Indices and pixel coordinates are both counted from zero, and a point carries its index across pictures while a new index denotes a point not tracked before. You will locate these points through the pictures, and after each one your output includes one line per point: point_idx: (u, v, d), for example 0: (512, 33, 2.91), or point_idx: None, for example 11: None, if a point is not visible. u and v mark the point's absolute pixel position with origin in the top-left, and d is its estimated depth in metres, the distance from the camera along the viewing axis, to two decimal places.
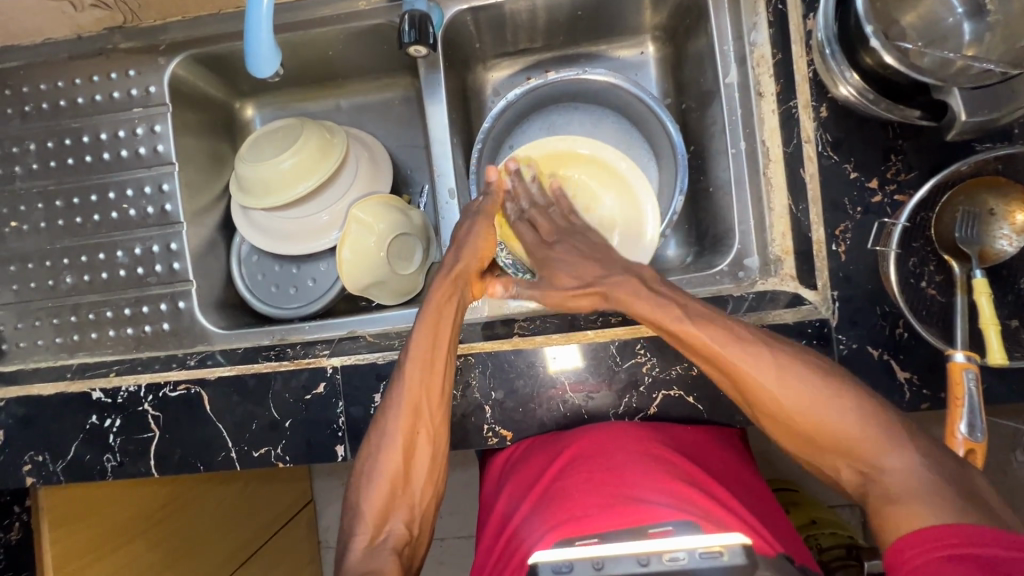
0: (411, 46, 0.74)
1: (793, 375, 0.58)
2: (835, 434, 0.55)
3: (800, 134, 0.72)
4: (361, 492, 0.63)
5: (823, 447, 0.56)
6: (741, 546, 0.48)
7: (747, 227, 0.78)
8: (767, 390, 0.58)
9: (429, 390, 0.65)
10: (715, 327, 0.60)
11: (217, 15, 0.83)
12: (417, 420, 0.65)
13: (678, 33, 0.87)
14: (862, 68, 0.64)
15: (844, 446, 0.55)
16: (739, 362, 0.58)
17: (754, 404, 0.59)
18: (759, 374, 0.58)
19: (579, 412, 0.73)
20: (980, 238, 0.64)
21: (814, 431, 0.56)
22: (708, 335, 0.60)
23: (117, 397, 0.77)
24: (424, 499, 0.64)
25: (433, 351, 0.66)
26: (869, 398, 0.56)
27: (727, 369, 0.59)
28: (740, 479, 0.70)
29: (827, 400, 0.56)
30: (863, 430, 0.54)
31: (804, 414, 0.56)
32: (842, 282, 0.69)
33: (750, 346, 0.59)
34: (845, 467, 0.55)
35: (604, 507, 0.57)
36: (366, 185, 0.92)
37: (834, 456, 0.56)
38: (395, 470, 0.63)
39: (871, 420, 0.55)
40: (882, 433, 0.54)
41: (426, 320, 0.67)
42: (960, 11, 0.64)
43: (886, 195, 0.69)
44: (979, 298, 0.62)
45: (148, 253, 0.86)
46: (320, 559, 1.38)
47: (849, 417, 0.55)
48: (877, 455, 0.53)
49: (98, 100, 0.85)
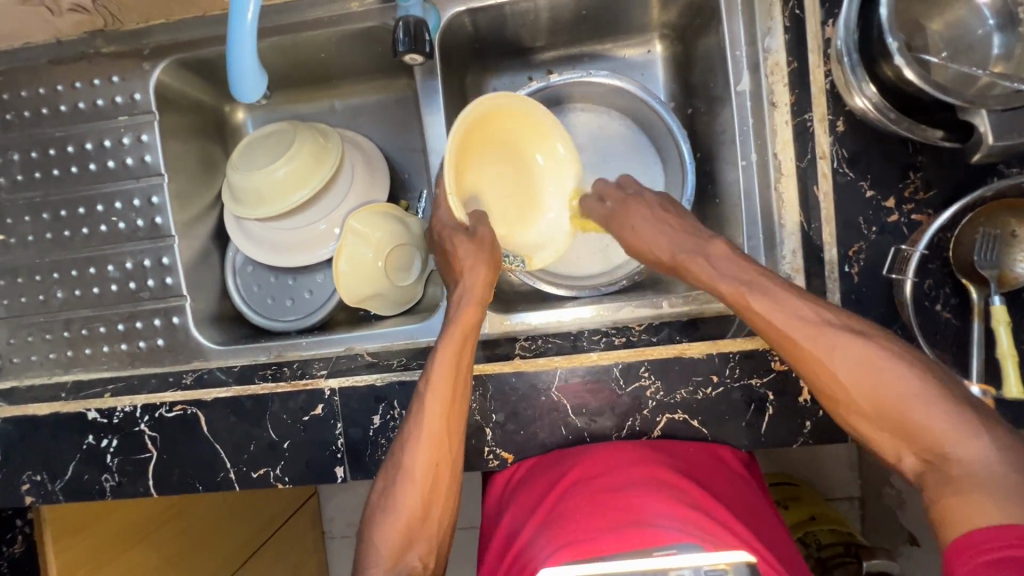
0: (406, 55, 0.70)
1: (867, 357, 0.55)
2: (906, 419, 0.53)
3: (815, 148, 0.68)
4: (376, 523, 0.63)
5: (893, 431, 0.54)
6: (745, 565, 0.48)
7: (757, 244, 0.73)
8: (820, 358, 0.57)
9: (450, 419, 0.64)
10: (784, 303, 0.59)
11: (202, 17, 0.79)
12: (436, 452, 0.63)
13: (688, 33, 0.83)
14: (882, 81, 0.60)
15: (910, 427, 0.52)
16: (808, 341, 0.57)
17: (811, 377, 0.58)
18: (829, 353, 0.57)
19: (581, 435, 0.72)
20: (1000, 262, 0.61)
21: (886, 417, 0.54)
22: (773, 315, 0.59)
23: (113, 417, 0.76)
24: (441, 530, 0.64)
25: (456, 373, 0.65)
26: (952, 391, 0.52)
27: (795, 347, 0.58)
28: (743, 498, 0.70)
29: (898, 382, 0.54)
30: (939, 418, 0.51)
31: (875, 397, 0.54)
32: (854, 305, 0.67)
33: (821, 326, 0.57)
34: (908, 453, 0.53)
35: (607, 529, 0.57)
36: (362, 193, 0.89)
37: (895, 441, 0.54)
38: (411, 506, 0.62)
39: (948, 414, 0.51)
40: (956, 421, 0.51)
41: (449, 347, 0.65)
42: (991, 23, 0.60)
43: (903, 214, 0.66)
44: (999, 328, 0.60)
45: (140, 268, 0.83)
46: (326, 550, 1.39)
47: (925, 405, 0.52)
48: (949, 444, 0.50)
49: (82, 108, 0.82)
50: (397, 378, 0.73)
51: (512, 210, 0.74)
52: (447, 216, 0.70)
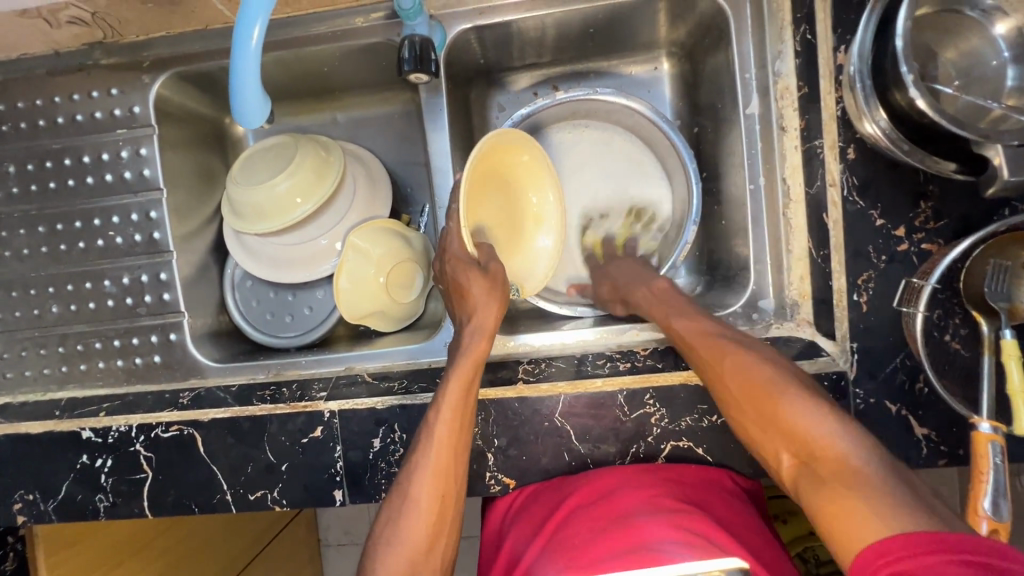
0: (411, 74, 0.69)
1: (753, 361, 0.62)
2: (781, 417, 0.57)
3: (825, 175, 0.67)
4: (379, 557, 0.60)
5: (771, 428, 0.58)
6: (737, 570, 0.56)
7: (764, 266, 0.75)
8: (716, 363, 0.63)
9: (455, 448, 0.63)
10: (695, 320, 0.69)
11: (202, 30, 0.77)
12: (440, 482, 0.62)
13: (697, 52, 0.82)
14: (893, 107, 0.60)
15: (791, 431, 0.56)
16: (708, 350, 0.64)
17: (710, 383, 0.64)
18: (724, 361, 0.63)
19: (584, 461, 0.71)
20: (1010, 294, 0.60)
21: (773, 422, 0.58)
22: (680, 326, 0.68)
23: (108, 437, 0.75)
24: (445, 564, 0.61)
25: (463, 401, 0.64)
26: (819, 394, 0.58)
27: (698, 355, 0.65)
28: (756, 535, 0.68)
29: (782, 390, 0.58)
30: (817, 424, 0.55)
31: (758, 398, 0.59)
32: (862, 334, 0.66)
33: (720, 339, 0.65)
34: (786, 453, 0.56)
35: (616, 558, 0.58)
36: (364, 209, 0.88)
37: (778, 440, 0.57)
38: (416, 537, 0.60)
39: (819, 413, 0.55)
40: (831, 425, 0.54)
41: (459, 375, 0.64)
42: (1006, 54, 0.59)
43: (913, 243, 0.65)
44: (1009, 363, 0.58)
45: (137, 283, 0.82)
46: (322, 559, 1.38)
47: (797, 403, 0.57)
48: (823, 444, 0.53)
49: (79, 120, 0.81)
50: (398, 402, 0.72)
51: (508, 241, 0.77)
52: (459, 247, 0.69)
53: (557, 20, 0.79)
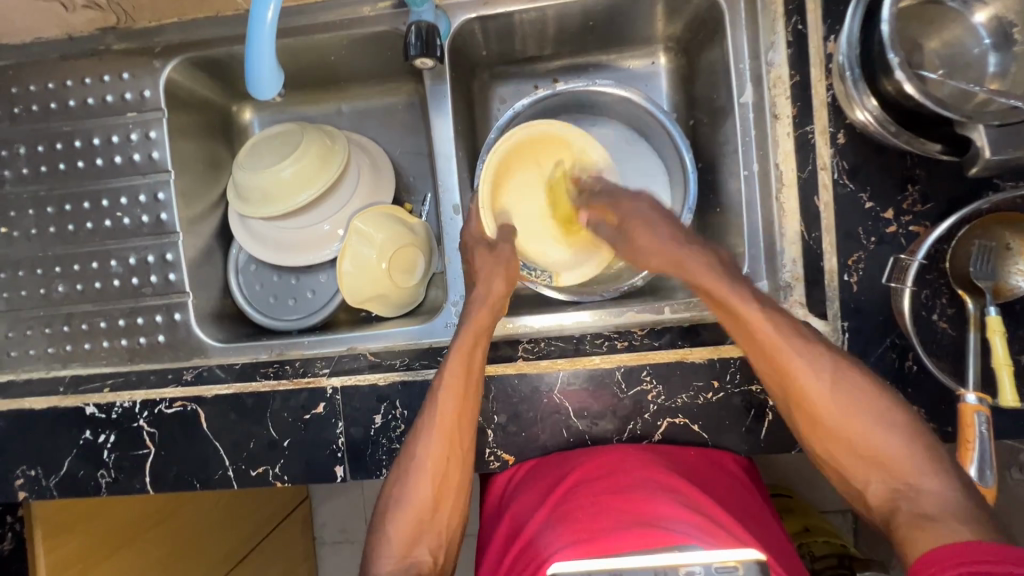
0: (417, 59, 0.71)
1: (843, 378, 0.60)
2: (873, 445, 0.58)
3: (816, 160, 0.70)
4: (388, 516, 0.63)
5: (859, 454, 0.58)
6: (755, 562, 0.51)
7: (758, 251, 0.76)
8: (802, 380, 0.60)
9: (460, 417, 0.64)
10: (770, 319, 0.62)
11: (214, 17, 0.80)
12: (446, 447, 0.63)
13: (692, 46, 0.85)
14: (883, 95, 0.62)
15: (882, 459, 0.57)
16: (795, 363, 0.60)
17: (793, 397, 0.61)
18: (814, 378, 0.60)
19: (582, 438, 0.72)
20: (995, 273, 0.63)
21: (860, 450, 0.58)
22: (767, 330, 0.61)
23: (112, 413, 0.75)
24: (451, 525, 0.64)
25: (468, 372, 0.65)
26: (906, 415, 0.58)
27: (782, 365, 0.61)
28: (748, 507, 0.70)
29: (871, 415, 0.58)
30: (905, 455, 0.56)
31: (850, 421, 0.59)
32: (853, 313, 0.68)
33: (809, 348, 0.61)
34: (876, 480, 0.57)
35: (617, 528, 0.58)
36: (368, 196, 0.90)
37: (867, 468, 0.58)
38: (422, 498, 0.63)
39: (914, 440, 0.57)
40: (920, 455, 0.56)
41: (461, 348, 0.66)
42: (987, 42, 0.62)
43: (901, 226, 0.67)
44: (994, 337, 0.61)
45: (143, 264, 0.83)
46: (316, 555, 1.38)
47: (888, 430, 0.58)
48: (914, 476, 0.55)
49: (90, 104, 0.82)
50: (400, 378, 0.73)
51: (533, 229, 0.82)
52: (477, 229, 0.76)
53: (558, 12, 0.81)
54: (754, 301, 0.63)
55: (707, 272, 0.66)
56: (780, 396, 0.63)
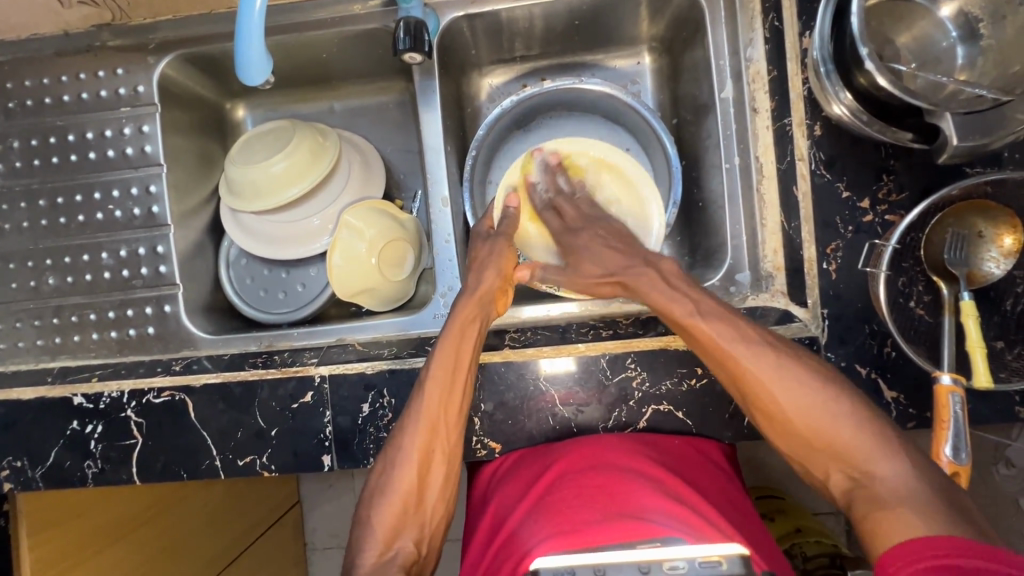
0: (405, 53, 0.73)
1: (794, 375, 0.59)
2: (827, 437, 0.57)
3: (794, 151, 0.72)
4: (374, 507, 0.63)
5: (813, 448, 0.58)
6: (739, 556, 0.48)
7: (740, 242, 0.78)
8: (754, 381, 0.60)
9: (447, 409, 0.65)
10: (716, 323, 0.62)
11: (208, 14, 0.81)
12: (433, 438, 0.64)
13: (676, 44, 0.87)
14: (855, 88, 0.64)
15: (835, 449, 0.57)
16: (746, 362, 0.60)
17: (749, 397, 0.61)
18: (764, 378, 0.60)
19: (568, 425, 0.73)
20: (968, 260, 0.65)
21: (813, 441, 0.58)
22: (715, 334, 0.61)
23: (99, 403, 0.76)
24: (434, 517, 0.64)
25: (456, 364, 0.66)
26: (861, 406, 0.58)
27: (733, 368, 0.61)
28: (731, 498, 0.70)
29: (822, 409, 0.58)
30: (858, 442, 0.56)
31: (798, 415, 0.58)
32: (832, 300, 0.69)
33: (757, 348, 0.61)
34: (836, 472, 0.57)
35: (603, 517, 0.57)
36: (358, 191, 0.90)
37: (823, 459, 0.58)
38: (407, 489, 0.63)
39: (864, 429, 0.56)
40: (874, 441, 0.55)
41: (450, 338, 0.67)
42: (954, 35, 0.65)
43: (878, 214, 0.69)
44: (967, 320, 0.62)
45: (134, 256, 0.84)
46: (306, 561, 1.36)
47: (837, 420, 0.57)
48: (867, 462, 0.55)
49: (84, 98, 0.84)
50: (388, 366, 0.74)
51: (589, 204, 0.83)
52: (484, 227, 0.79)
53: (545, 10, 0.84)
54: (698, 307, 0.63)
55: (648, 284, 0.67)
56: (737, 396, 0.63)
